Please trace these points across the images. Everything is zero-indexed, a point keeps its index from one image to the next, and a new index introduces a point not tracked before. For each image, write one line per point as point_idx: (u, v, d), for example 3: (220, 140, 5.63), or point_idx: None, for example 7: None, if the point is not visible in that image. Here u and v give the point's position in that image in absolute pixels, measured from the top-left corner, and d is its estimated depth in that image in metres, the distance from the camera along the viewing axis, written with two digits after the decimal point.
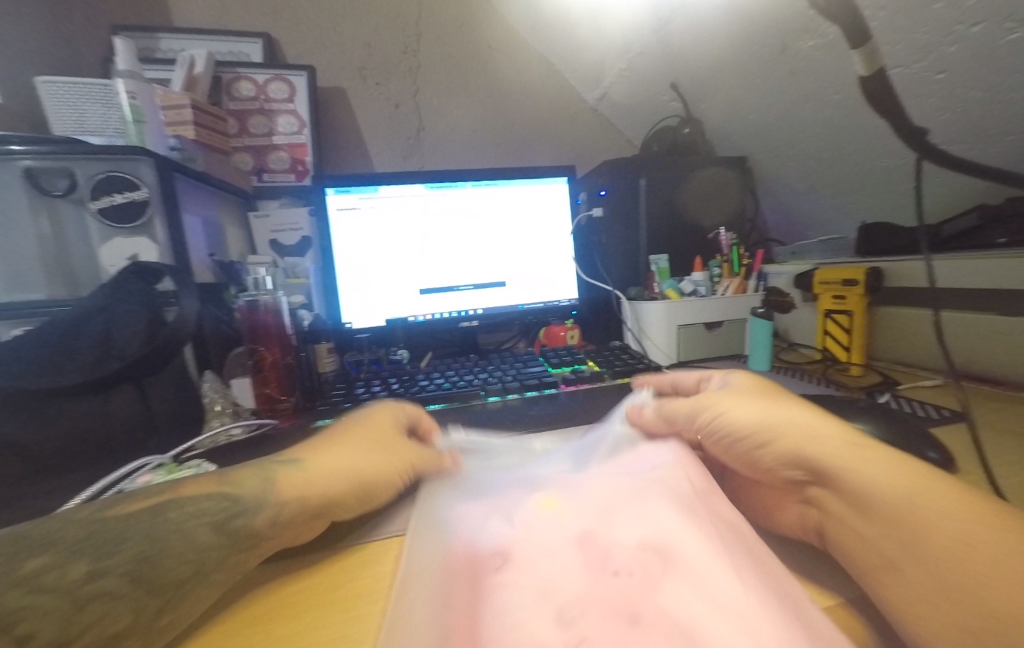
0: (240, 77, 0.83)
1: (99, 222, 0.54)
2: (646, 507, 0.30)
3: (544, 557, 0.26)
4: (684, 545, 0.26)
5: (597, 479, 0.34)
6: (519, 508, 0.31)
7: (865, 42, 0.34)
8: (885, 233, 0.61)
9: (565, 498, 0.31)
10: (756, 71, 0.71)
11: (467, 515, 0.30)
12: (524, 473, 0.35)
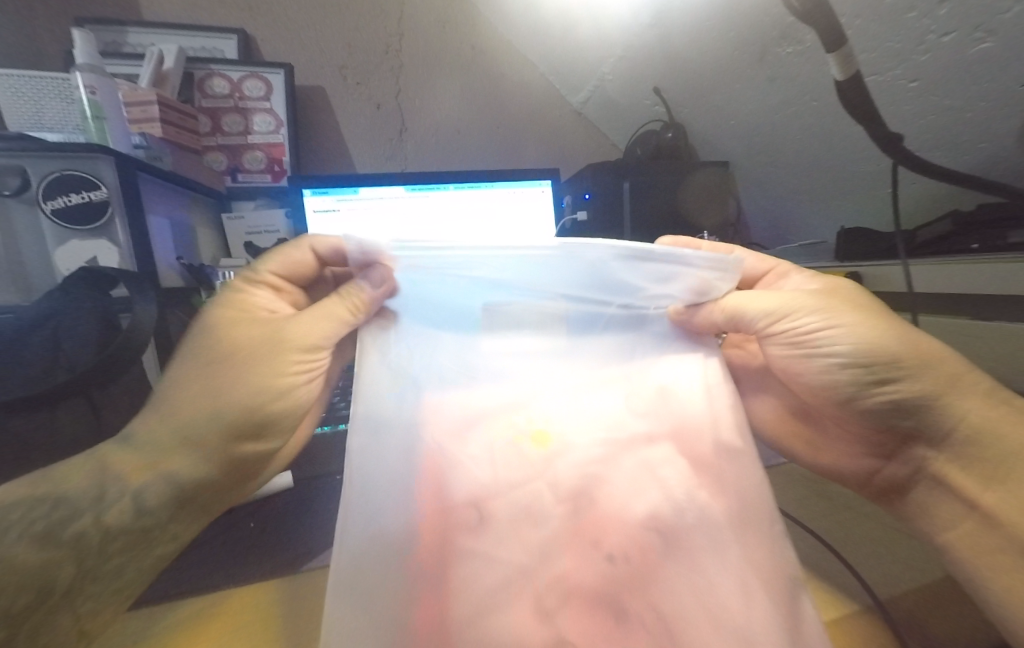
0: (213, 74, 0.80)
1: (53, 224, 0.50)
2: (653, 457, 0.27)
3: (531, 521, 0.25)
4: (688, 520, 0.24)
5: (600, 389, 0.29)
6: (505, 439, 0.27)
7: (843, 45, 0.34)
8: (863, 239, 0.62)
9: (564, 427, 0.28)
10: (736, 77, 0.71)
11: (439, 434, 0.27)
12: (487, 361, 0.29)
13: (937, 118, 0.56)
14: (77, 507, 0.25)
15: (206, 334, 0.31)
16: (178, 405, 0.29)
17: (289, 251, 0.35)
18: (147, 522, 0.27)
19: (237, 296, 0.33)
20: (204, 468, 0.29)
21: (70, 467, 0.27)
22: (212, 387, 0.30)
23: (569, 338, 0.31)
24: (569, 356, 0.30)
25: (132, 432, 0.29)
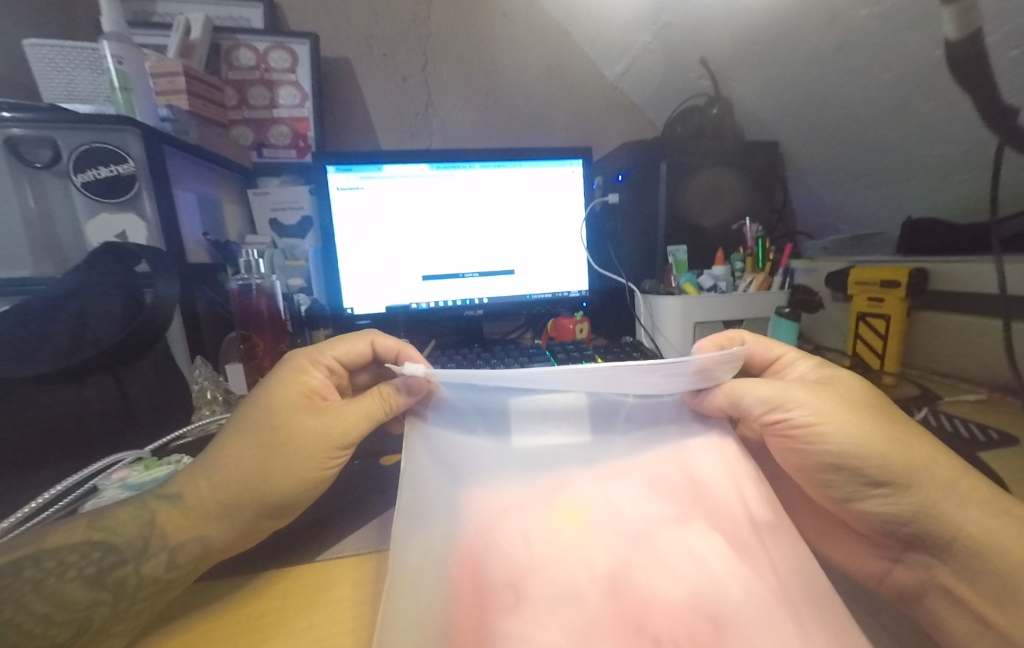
0: (240, 45, 0.78)
1: (84, 196, 0.50)
2: (688, 537, 0.25)
3: (569, 602, 0.22)
4: (738, 610, 0.22)
5: (626, 474, 0.28)
6: (536, 517, 0.26)
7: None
8: (932, 231, 0.56)
9: (588, 500, 0.27)
10: (796, 46, 0.64)
11: (474, 511, 0.26)
12: (526, 443, 0.29)
13: None
14: (123, 555, 0.26)
15: (256, 406, 0.33)
16: (223, 462, 0.31)
17: (352, 341, 0.38)
18: (177, 575, 0.27)
19: (291, 372, 0.34)
20: (231, 532, 0.29)
21: (123, 516, 0.29)
22: (256, 459, 0.30)
23: (594, 437, 0.30)
24: (600, 445, 0.29)
25: (182, 491, 0.30)
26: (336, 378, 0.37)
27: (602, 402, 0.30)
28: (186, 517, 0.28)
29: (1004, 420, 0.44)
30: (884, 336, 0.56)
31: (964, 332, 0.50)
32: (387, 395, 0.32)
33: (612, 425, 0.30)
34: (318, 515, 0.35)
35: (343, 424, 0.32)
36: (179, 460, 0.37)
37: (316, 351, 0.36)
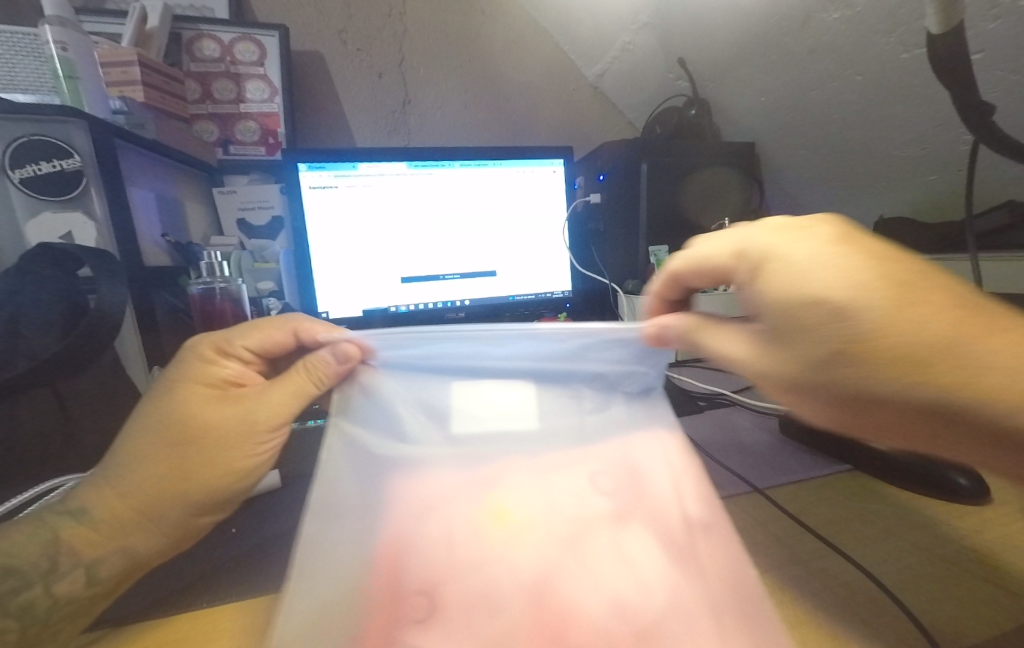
0: (203, 35, 0.74)
1: (22, 194, 0.46)
2: (624, 543, 0.23)
3: (484, 613, 0.21)
4: (661, 626, 0.20)
5: (568, 467, 0.26)
6: (462, 514, 0.24)
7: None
8: (906, 231, 0.57)
9: (524, 497, 0.25)
10: (773, 48, 0.65)
11: (403, 505, 0.24)
12: (469, 428, 0.27)
13: (1003, 96, 0.50)
14: (26, 577, 0.25)
15: (162, 408, 0.29)
16: (130, 470, 0.28)
17: (269, 328, 0.33)
18: (98, 591, 0.26)
19: (198, 367, 0.31)
20: (159, 538, 0.29)
21: (19, 535, 0.27)
22: (171, 464, 0.28)
23: (541, 424, 0.27)
24: (552, 439, 0.27)
25: (84, 505, 0.28)
26: (255, 367, 0.33)
27: (540, 373, 0.28)
28: (96, 532, 0.27)
29: None
30: None
31: None
32: (316, 368, 0.29)
33: (564, 406, 0.28)
34: (274, 536, 0.33)
35: (275, 409, 0.30)
36: None
37: (224, 339, 0.32)
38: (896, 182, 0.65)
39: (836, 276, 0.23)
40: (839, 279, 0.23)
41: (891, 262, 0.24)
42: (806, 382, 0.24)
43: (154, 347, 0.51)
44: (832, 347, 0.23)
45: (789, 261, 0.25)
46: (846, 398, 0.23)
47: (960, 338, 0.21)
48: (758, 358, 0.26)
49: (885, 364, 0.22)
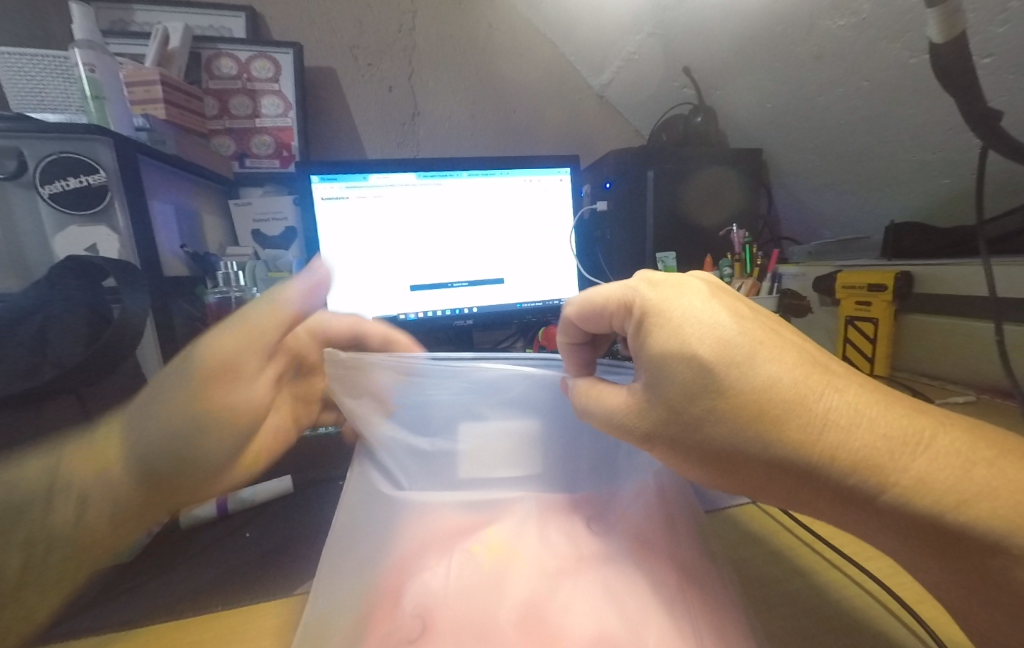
0: (221, 54, 0.77)
1: (51, 209, 0.48)
2: (614, 578, 0.24)
3: (476, 635, 0.21)
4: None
5: (560, 512, 0.28)
6: (461, 548, 0.25)
7: (947, 3, 0.31)
8: (917, 236, 0.57)
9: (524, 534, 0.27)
10: (778, 56, 0.66)
11: (408, 544, 0.26)
12: (471, 474, 0.29)
13: (1013, 100, 0.49)
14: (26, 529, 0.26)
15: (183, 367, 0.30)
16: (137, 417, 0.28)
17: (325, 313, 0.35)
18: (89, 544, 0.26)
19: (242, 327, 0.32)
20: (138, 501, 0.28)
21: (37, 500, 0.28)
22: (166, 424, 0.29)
23: (537, 471, 0.30)
24: (542, 480, 0.30)
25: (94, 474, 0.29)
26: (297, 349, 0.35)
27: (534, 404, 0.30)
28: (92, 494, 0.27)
29: (994, 420, 0.45)
30: (873, 340, 0.57)
31: (956, 333, 0.51)
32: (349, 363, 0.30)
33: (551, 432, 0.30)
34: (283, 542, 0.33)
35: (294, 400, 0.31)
36: None
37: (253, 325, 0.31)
38: (907, 187, 0.64)
39: (726, 330, 0.23)
40: (728, 334, 0.23)
41: (767, 320, 0.25)
42: (684, 448, 0.24)
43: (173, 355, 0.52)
44: (712, 395, 0.22)
45: (671, 318, 0.24)
46: (712, 442, 0.23)
47: (900, 446, 0.20)
48: (649, 413, 0.24)
49: (751, 410, 0.21)
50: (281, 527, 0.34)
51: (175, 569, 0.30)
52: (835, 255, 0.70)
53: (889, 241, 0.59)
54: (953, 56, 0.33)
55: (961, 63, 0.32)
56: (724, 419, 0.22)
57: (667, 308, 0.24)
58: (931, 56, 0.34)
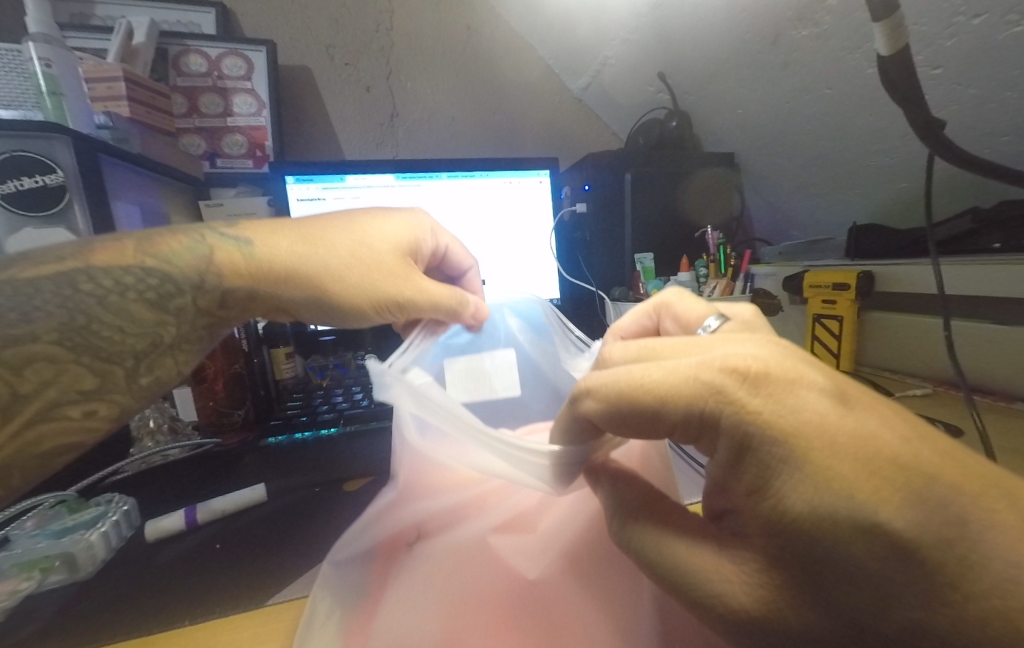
0: (190, 50, 0.75)
1: (5, 210, 0.46)
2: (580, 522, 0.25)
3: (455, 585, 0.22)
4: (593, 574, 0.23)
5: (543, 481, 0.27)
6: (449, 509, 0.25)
7: (892, 16, 0.32)
8: (876, 237, 0.60)
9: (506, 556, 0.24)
10: (747, 62, 0.68)
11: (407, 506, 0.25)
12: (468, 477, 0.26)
13: (962, 109, 0.52)
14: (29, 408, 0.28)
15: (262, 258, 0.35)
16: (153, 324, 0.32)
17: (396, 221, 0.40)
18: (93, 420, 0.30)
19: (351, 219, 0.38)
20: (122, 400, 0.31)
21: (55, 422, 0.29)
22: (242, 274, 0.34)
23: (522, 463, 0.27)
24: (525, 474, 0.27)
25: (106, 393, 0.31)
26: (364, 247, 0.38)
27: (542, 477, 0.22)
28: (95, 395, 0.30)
29: (949, 412, 0.47)
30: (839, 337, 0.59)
31: (916, 329, 0.53)
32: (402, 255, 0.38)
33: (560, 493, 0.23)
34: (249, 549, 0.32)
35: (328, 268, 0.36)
36: (108, 502, 0.35)
37: (360, 244, 0.37)
38: (869, 190, 0.67)
39: (888, 507, 0.15)
40: (873, 502, 0.15)
41: (917, 438, 0.16)
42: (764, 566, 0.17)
43: None
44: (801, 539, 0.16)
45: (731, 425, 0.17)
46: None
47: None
48: (772, 604, 0.17)
49: (951, 626, 0.14)
50: (252, 535, 0.33)
51: (143, 579, 0.29)
52: (803, 255, 0.72)
53: (852, 243, 0.62)
54: (902, 68, 0.34)
55: (911, 74, 0.34)
56: (901, 625, 0.15)
57: (798, 443, 0.16)
58: (879, 66, 0.35)
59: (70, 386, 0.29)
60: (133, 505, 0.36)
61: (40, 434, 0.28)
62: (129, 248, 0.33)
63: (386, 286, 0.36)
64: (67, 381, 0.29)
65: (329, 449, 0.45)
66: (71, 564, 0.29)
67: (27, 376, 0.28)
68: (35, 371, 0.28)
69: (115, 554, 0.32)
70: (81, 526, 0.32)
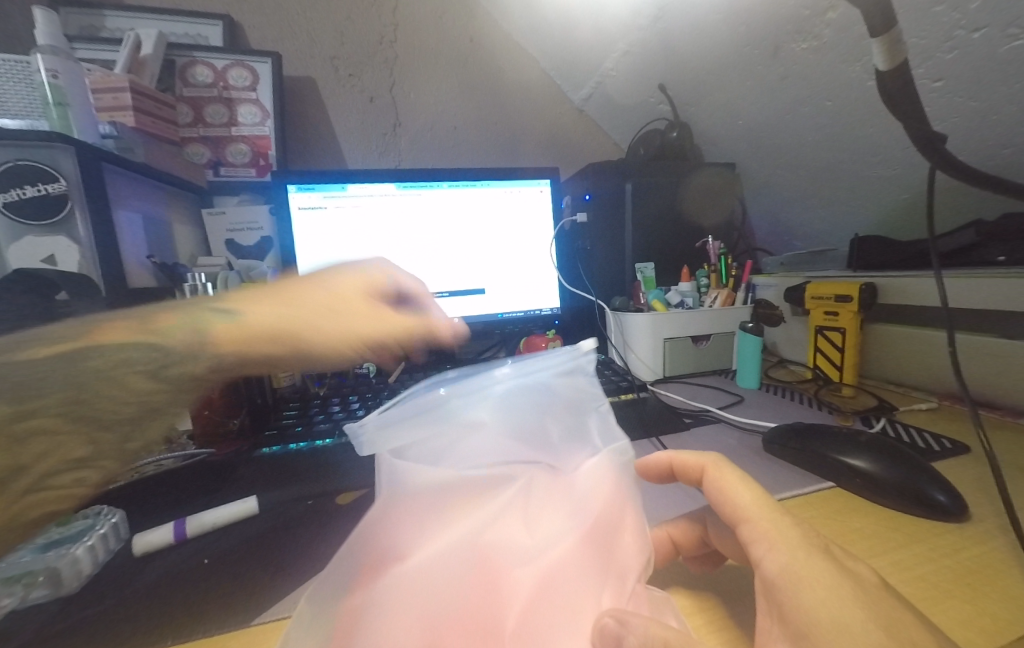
0: (197, 62, 0.76)
1: (8, 218, 0.46)
2: (554, 519, 0.25)
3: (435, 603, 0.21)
4: (569, 576, 0.23)
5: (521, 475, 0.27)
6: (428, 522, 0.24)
7: (888, 32, 0.32)
8: (879, 248, 0.59)
9: (489, 571, 0.23)
10: (748, 74, 0.68)
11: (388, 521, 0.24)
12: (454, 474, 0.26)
13: (962, 122, 0.52)
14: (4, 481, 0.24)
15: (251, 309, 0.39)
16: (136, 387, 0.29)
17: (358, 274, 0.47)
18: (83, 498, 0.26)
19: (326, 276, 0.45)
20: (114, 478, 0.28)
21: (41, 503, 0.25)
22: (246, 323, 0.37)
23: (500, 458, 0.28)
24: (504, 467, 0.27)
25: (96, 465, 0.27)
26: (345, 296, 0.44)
27: (523, 429, 0.28)
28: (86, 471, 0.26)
29: (957, 427, 0.46)
30: (841, 349, 0.58)
31: (921, 342, 0.52)
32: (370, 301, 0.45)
33: (547, 449, 0.28)
34: (239, 562, 0.31)
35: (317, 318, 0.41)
36: (97, 514, 0.35)
37: (333, 296, 0.43)
38: (871, 202, 0.67)
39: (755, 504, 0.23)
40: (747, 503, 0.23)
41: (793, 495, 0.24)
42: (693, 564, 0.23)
43: None
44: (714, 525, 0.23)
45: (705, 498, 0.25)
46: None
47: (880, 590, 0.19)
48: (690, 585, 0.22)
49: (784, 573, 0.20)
50: (243, 548, 0.32)
51: (126, 593, 0.28)
52: (805, 266, 0.72)
53: (854, 254, 0.62)
54: (899, 82, 0.34)
55: (910, 87, 0.34)
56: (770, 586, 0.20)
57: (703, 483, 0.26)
58: (879, 80, 0.35)
59: (62, 455, 0.26)
60: (122, 516, 0.35)
61: (27, 507, 0.24)
62: (129, 326, 0.33)
63: (366, 326, 0.42)
64: (58, 451, 0.26)
65: (327, 458, 0.44)
66: (56, 580, 0.28)
67: (21, 448, 0.25)
68: (35, 443, 0.25)
69: (100, 569, 0.31)
70: (68, 539, 0.32)
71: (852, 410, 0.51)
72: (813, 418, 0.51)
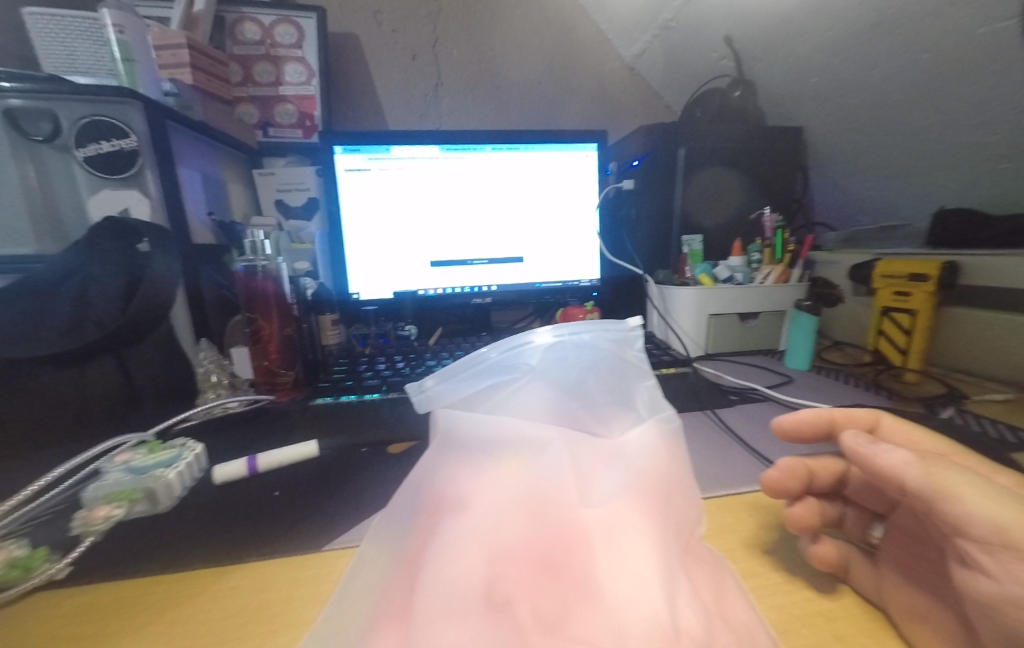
0: (245, 18, 0.75)
1: (87, 172, 0.49)
2: (604, 472, 0.26)
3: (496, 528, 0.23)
4: (625, 514, 0.24)
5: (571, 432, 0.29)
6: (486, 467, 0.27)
7: None
8: (966, 224, 0.54)
9: (545, 505, 0.24)
10: (830, 24, 0.61)
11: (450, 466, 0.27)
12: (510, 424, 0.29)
13: None
14: None
15: None
16: None
17: None
18: None
19: None
20: None
21: None
22: None
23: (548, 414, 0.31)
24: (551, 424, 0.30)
25: None
26: None
27: (567, 388, 0.32)
28: None
29: None
30: (908, 332, 0.54)
31: (1005, 328, 0.48)
32: None
33: (592, 408, 0.31)
34: (307, 498, 0.33)
35: None
36: (182, 445, 0.38)
37: None
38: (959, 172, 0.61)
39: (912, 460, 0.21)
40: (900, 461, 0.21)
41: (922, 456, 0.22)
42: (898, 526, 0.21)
43: (203, 322, 0.55)
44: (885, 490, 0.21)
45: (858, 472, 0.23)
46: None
47: None
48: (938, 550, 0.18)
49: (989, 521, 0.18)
50: (309, 487, 0.35)
51: (213, 518, 0.31)
52: (873, 242, 0.67)
53: (935, 228, 0.57)
54: None
55: None
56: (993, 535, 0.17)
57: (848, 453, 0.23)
58: None
59: None
60: (203, 449, 0.38)
61: None
62: None
63: None
64: None
65: (378, 412, 0.46)
66: (153, 499, 0.32)
67: None
68: None
69: (188, 493, 0.34)
70: (161, 464, 0.35)
71: (917, 396, 0.48)
72: (872, 402, 0.48)
